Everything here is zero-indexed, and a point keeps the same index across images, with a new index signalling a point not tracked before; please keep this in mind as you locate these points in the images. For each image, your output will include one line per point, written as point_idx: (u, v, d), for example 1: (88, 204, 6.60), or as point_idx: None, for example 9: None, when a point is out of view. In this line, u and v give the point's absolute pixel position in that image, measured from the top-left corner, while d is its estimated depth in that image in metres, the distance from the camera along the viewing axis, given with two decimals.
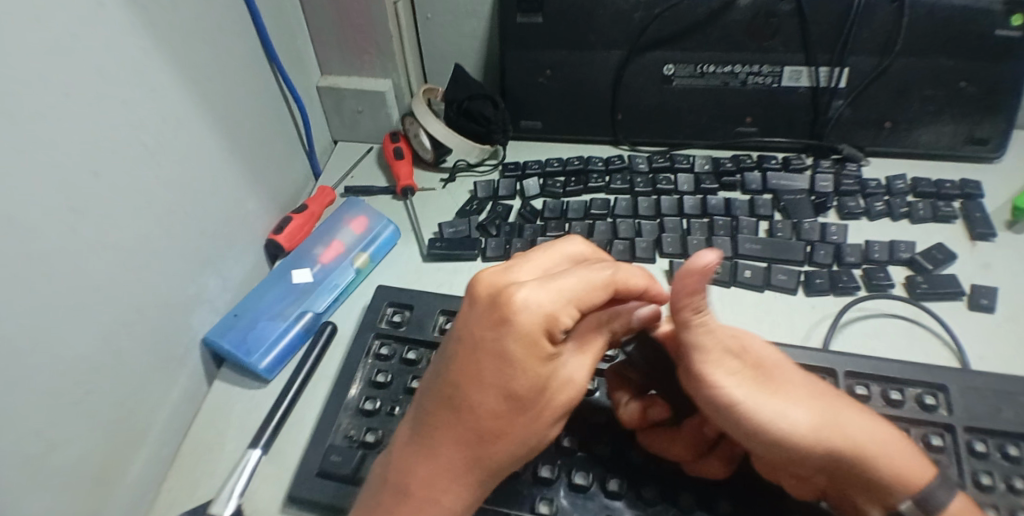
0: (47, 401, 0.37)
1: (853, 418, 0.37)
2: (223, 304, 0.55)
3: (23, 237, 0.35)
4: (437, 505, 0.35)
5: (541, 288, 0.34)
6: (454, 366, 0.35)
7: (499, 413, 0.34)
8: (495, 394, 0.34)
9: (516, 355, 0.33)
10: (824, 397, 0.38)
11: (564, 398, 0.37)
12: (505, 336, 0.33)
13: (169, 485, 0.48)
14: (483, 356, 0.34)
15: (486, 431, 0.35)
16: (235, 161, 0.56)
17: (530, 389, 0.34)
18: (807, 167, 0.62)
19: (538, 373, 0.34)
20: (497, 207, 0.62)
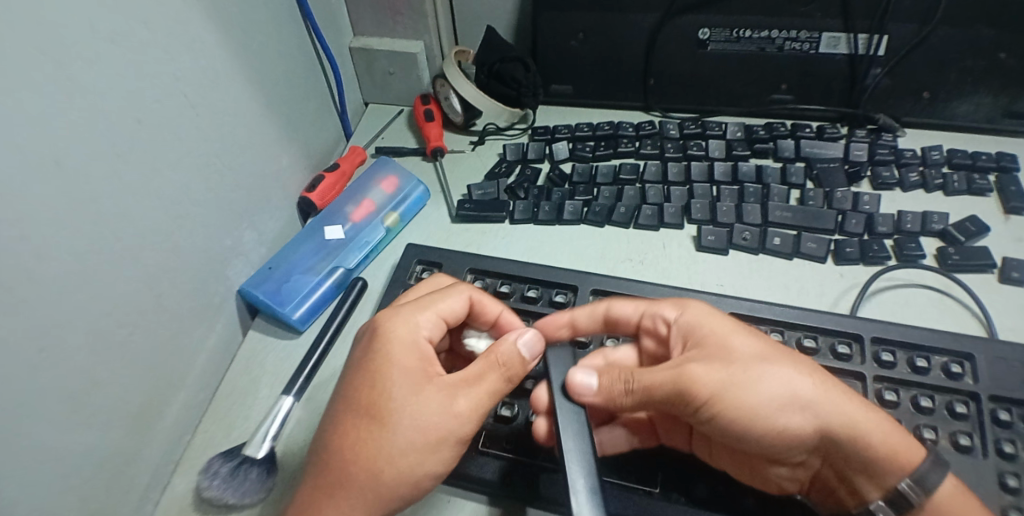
0: (93, 341, 0.39)
1: (833, 386, 0.38)
2: (258, 257, 0.56)
3: (66, 180, 0.36)
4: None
5: (410, 311, 0.42)
6: (346, 381, 0.40)
7: (375, 420, 0.37)
8: (357, 403, 0.38)
9: (391, 359, 0.39)
10: (815, 373, 0.39)
11: (435, 420, 0.37)
12: (372, 344, 0.40)
13: (207, 427, 0.50)
14: (358, 368, 0.40)
15: (368, 436, 0.37)
16: (271, 118, 0.56)
17: (386, 394, 0.38)
18: (842, 135, 0.61)
19: (405, 377, 0.38)
20: (526, 170, 0.62)
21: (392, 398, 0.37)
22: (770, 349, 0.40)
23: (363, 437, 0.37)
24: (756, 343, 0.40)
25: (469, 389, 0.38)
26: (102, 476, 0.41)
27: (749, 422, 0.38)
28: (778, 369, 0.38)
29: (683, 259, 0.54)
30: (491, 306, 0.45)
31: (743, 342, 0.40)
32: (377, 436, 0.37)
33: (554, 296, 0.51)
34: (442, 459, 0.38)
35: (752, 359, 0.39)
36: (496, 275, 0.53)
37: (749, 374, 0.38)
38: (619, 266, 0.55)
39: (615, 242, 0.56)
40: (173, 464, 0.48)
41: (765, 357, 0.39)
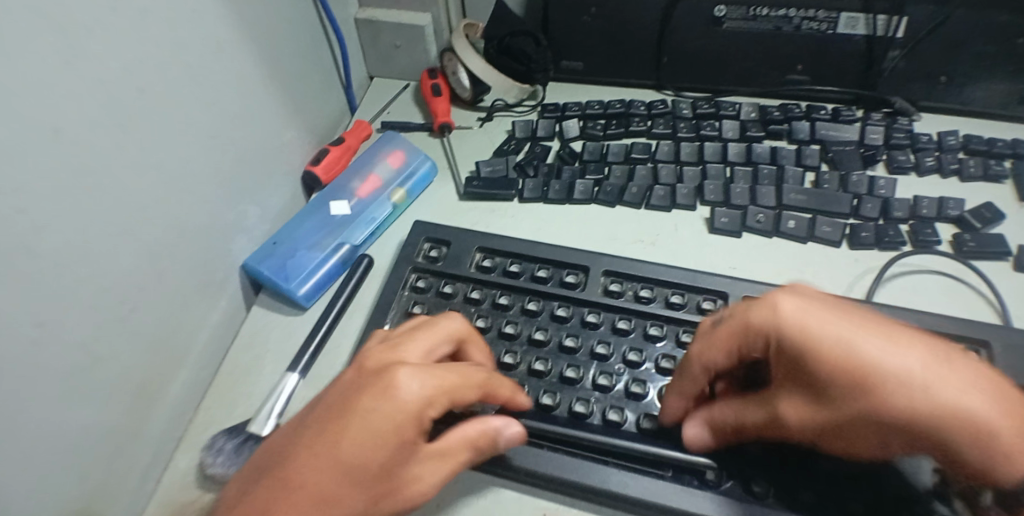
0: (92, 316, 0.38)
1: (949, 405, 0.32)
2: (261, 233, 0.55)
3: (66, 148, 0.35)
4: None
5: (419, 376, 0.35)
6: (315, 428, 0.34)
7: (346, 484, 0.33)
8: (343, 456, 0.33)
9: (383, 428, 0.34)
10: (921, 373, 0.33)
11: (400, 490, 0.35)
12: (379, 397, 0.34)
13: (209, 405, 0.49)
14: (353, 412, 0.34)
15: (328, 500, 0.33)
16: (276, 91, 0.55)
17: (377, 461, 0.33)
18: (857, 118, 0.60)
19: (392, 452, 0.34)
20: (535, 148, 0.61)
21: (381, 466, 0.34)
22: (866, 361, 0.34)
23: (331, 493, 0.33)
24: (846, 361, 0.34)
25: (440, 466, 0.36)
26: (105, 452, 0.40)
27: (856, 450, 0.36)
28: (876, 403, 0.33)
29: (695, 241, 0.53)
30: (503, 387, 0.41)
31: (838, 362, 0.34)
32: (345, 498, 0.33)
33: (565, 277, 0.50)
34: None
35: (845, 391, 0.34)
36: (505, 254, 0.52)
37: (846, 415, 0.34)
38: (631, 247, 0.54)
39: (625, 224, 0.55)
40: (175, 441, 0.47)
41: (859, 386, 0.34)
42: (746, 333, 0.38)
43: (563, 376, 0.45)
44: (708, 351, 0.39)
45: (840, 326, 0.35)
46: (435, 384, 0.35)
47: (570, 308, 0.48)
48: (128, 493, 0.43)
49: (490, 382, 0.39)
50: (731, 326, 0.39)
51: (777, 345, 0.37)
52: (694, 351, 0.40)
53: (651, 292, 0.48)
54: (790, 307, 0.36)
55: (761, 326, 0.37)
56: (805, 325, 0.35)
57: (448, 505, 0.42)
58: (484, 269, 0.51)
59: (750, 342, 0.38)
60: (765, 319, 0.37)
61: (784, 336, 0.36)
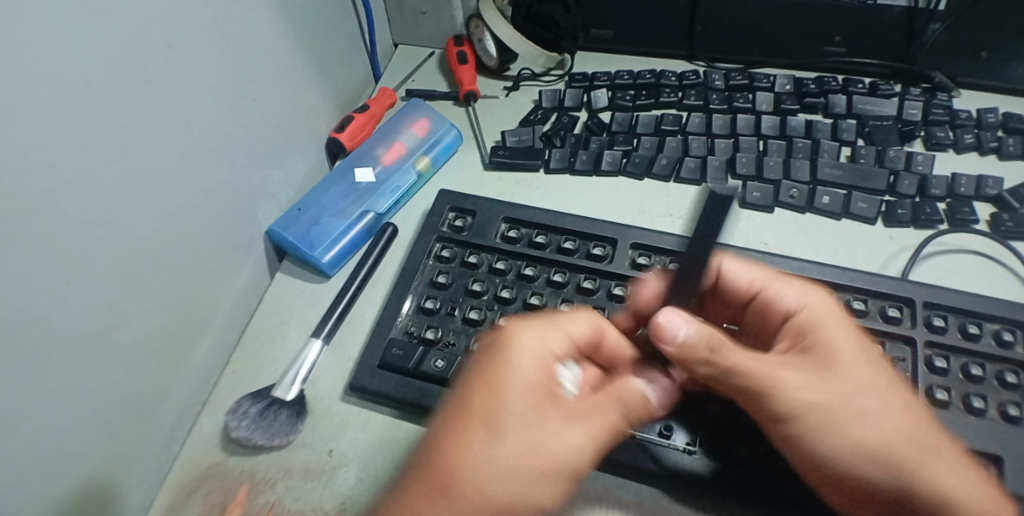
0: (120, 275, 0.38)
1: (927, 434, 0.35)
2: (286, 198, 0.54)
3: (91, 104, 0.34)
4: None
5: (536, 332, 0.35)
6: (450, 410, 0.32)
7: (512, 455, 0.30)
8: (477, 410, 0.32)
9: (518, 385, 0.32)
10: (923, 415, 0.36)
11: (563, 455, 0.31)
12: (507, 359, 0.33)
13: (234, 368, 0.49)
14: (497, 378, 0.32)
15: (490, 474, 0.30)
16: (302, 54, 0.54)
17: (526, 426, 0.31)
18: (895, 93, 0.58)
19: (540, 410, 0.32)
20: (563, 118, 0.60)
21: (536, 427, 0.31)
22: (880, 363, 0.37)
23: (480, 467, 0.30)
24: (866, 355, 0.37)
25: (589, 424, 0.33)
26: (132, 412, 0.41)
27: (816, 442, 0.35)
28: (879, 402, 0.35)
29: (726, 217, 0.53)
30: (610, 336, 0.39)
31: (853, 364, 0.36)
32: (494, 473, 0.30)
33: (592, 249, 0.49)
34: (557, 497, 0.32)
35: (856, 386, 0.35)
36: (532, 225, 0.51)
37: (841, 403, 0.35)
38: (660, 221, 0.53)
39: (652, 198, 0.54)
40: (201, 403, 0.48)
41: (872, 386, 0.35)
42: (774, 292, 0.41)
43: None
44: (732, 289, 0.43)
45: (861, 335, 0.38)
46: (554, 343, 0.35)
47: (597, 281, 0.47)
48: (155, 453, 0.43)
49: (596, 327, 0.38)
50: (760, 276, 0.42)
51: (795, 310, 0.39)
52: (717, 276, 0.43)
53: (681, 266, 0.47)
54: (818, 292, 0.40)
55: (796, 296, 0.40)
56: (833, 309, 0.39)
57: None
58: (511, 240, 0.50)
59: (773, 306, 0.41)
60: (799, 288, 0.40)
61: (822, 309, 0.39)
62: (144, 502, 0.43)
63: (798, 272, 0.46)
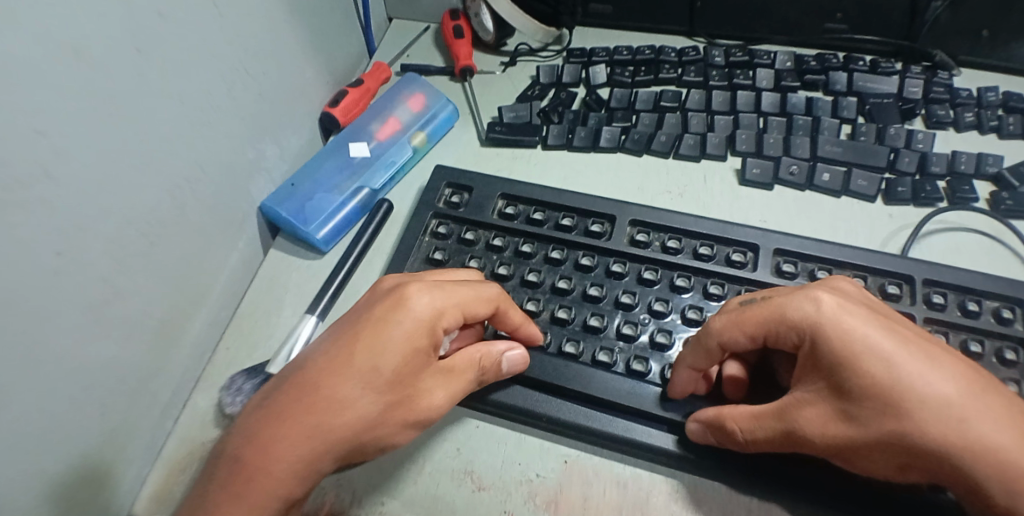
0: (114, 248, 0.37)
1: (983, 437, 0.31)
2: (279, 173, 0.53)
3: (82, 70, 0.33)
4: (259, 477, 0.32)
5: (431, 292, 0.37)
6: (329, 346, 0.35)
7: (362, 386, 0.34)
8: (355, 360, 0.34)
9: (398, 333, 0.35)
10: (960, 403, 0.31)
11: (423, 407, 0.36)
12: (393, 308, 0.35)
13: (227, 346, 0.48)
14: (365, 325, 0.35)
15: (342, 402, 0.33)
16: (296, 26, 0.53)
17: (382, 368, 0.34)
18: (896, 71, 0.57)
19: (407, 358, 0.35)
20: (561, 94, 0.59)
21: (387, 373, 0.34)
22: (904, 378, 0.32)
23: (347, 399, 0.33)
24: (885, 375, 0.32)
25: (444, 384, 0.37)
26: (126, 388, 0.40)
27: (854, 453, 0.33)
28: (908, 423, 0.31)
29: (725, 193, 0.52)
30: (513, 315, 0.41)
31: (880, 371, 0.32)
32: (362, 403, 0.33)
33: (590, 226, 0.48)
34: (410, 434, 0.36)
35: (874, 410, 0.32)
36: (529, 201, 0.50)
37: (874, 436, 0.32)
38: (659, 197, 0.53)
39: (651, 175, 0.54)
40: (194, 380, 0.47)
41: (897, 408, 0.31)
42: (779, 325, 0.36)
43: (587, 325, 0.44)
44: (732, 331, 0.37)
45: (879, 337, 0.33)
46: (439, 299, 0.36)
47: (596, 258, 0.47)
48: (149, 429, 0.43)
49: (502, 304, 0.40)
50: (763, 312, 0.36)
51: (809, 341, 0.34)
52: (715, 328, 0.37)
53: (680, 243, 0.46)
54: (830, 308, 0.34)
55: (798, 322, 0.35)
56: (843, 331, 0.33)
57: (468, 450, 0.42)
58: (508, 216, 0.50)
59: (780, 335, 0.36)
60: (803, 315, 0.34)
61: (824, 341, 0.33)
62: (139, 478, 0.42)
63: (798, 249, 0.45)
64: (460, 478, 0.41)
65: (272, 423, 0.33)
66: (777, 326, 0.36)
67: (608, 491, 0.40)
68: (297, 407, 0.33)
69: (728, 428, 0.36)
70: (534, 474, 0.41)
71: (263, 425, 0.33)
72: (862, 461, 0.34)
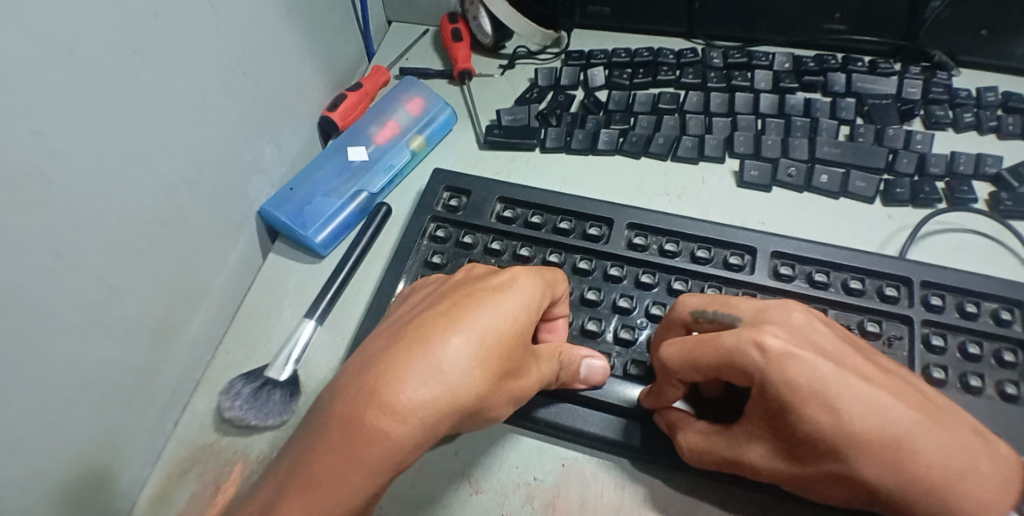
0: (111, 251, 0.37)
1: (924, 478, 0.30)
2: (278, 177, 0.54)
3: (78, 73, 0.33)
4: (376, 438, 0.30)
5: (534, 275, 0.37)
6: (439, 312, 0.34)
7: (481, 355, 0.33)
8: (479, 325, 0.33)
9: (513, 306, 0.35)
10: (903, 446, 0.30)
11: (523, 383, 0.36)
12: (508, 286, 0.36)
13: (227, 349, 0.49)
14: (478, 296, 0.35)
15: (464, 369, 0.32)
16: (294, 29, 0.53)
17: (502, 337, 0.34)
18: (895, 71, 0.57)
19: (522, 333, 0.35)
20: (559, 96, 0.59)
21: (507, 343, 0.34)
22: (846, 423, 0.31)
23: (471, 362, 0.32)
24: (828, 420, 0.31)
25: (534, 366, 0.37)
26: (125, 389, 0.40)
27: (799, 481, 0.34)
28: (850, 468, 0.31)
29: (723, 195, 0.52)
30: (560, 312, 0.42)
31: (821, 417, 0.31)
32: (481, 371, 0.33)
33: (588, 229, 0.48)
34: (506, 410, 0.36)
35: (814, 449, 0.32)
36: (527, 205, 0.50)
37: (815, 470, 0.33)
38: (657, 200, 0.53)
39: (649, 178, 0.54)
40: (194, 383, 0.47)
41: (839, 454, 0.31)
42: (730, 367, 0.34)
43: (585, 328, 0.44)
44: (685, 370, 0.35)
45: (826, 379, 0.31)
46: (543, 283, 0.37)
47: (593, 261, 0.47)
48: (147, 432, 0.43)
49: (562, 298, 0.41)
50: (715, 353, 0.34)
51: (759, 385, 0.33)
52: (669, 365, 0.36)
53: (677, 245, 0.46)
54: (778, 353, 0.32)
55: (747, 368, 0.33)
56: (788, 378, 0.32)
57: (467, 452, 0.42)
58: (506, 220, 0.50)
59: (730, 375, 0.34)
60: (749, 361, 0.33)
61: (769, 388, 0.32)
62: (138, 480, 0.43)
63: (795, 251, 0.45)
64: (459, 480, 0.41)
65: (390, 378, 0.31)
66: (727, 368, 0.34)
67: (606, 494, 0.40)
68: (417, 365, 0.31)
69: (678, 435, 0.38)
70: (532, 477, 0.41)
71: (380, 383, 0.31)
72: (808, 487, 0.34)
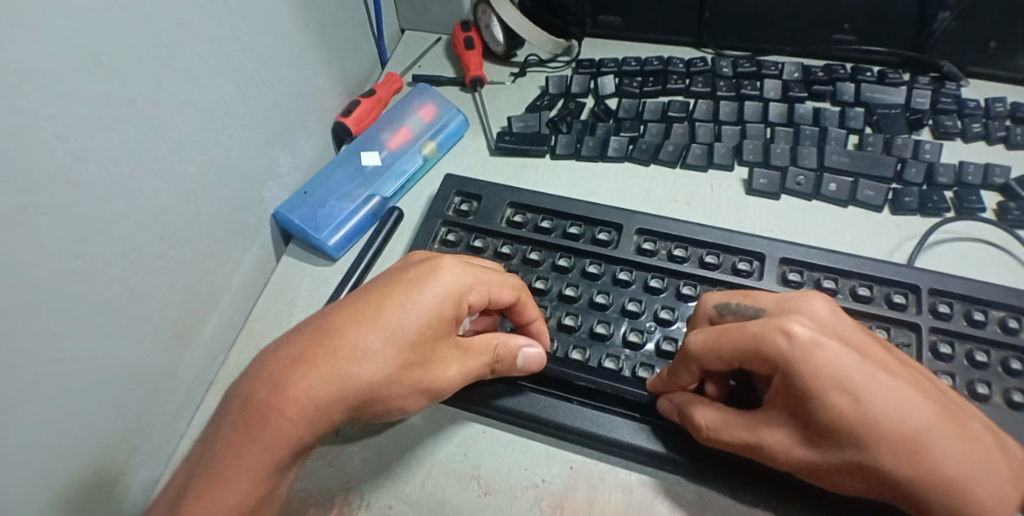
0: (131, 251, 0.38)
1: (939, 469, 0.31)
2: (293, 181, 0.55)
3: (103, 79, 0.34)
4: (274, 425, 0.33)
5: (459, 264, 0.38)
6: (353, 303, 0.36)
7: (383, 346, 0.35)
8: (383, 317, 0.35)
9: (428, 297, 0.36)
10: (921, 436, 0.31)
11: (439, 373, 0.37)
12: (428, 275, 0.37)
13: (240, 349, 0.50)
14: (395, 287, 0.37)
15: (355, 357, 0.34)
16: (311, 37, 0.54)
17: (406, 328, 0.35)
18: (904, 81, 0.57)
19: (432, 323, 0.36)
20: (570, 104, 0.60)
21: (410, 333, 0.35)
22: (868, 410, 0.31)
23: (364, 352, 0.34)
24: (852, 408, 0.31)
25: (455, 357, 0.38)
26: (142, 388, 0.41)
27: (813, 473, 0.34)
28: (870, 456, 0.31)
29: (732, 202, 0.53)
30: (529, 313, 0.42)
31: (846, 405, 0.31)
32: (382, 360, 0.34)
33: (597, 234, 0.49)
34: (424, 400, 0.37)
35: (835, 438, 0.32)
36: (538, 210, 0.51)
37: (833, 461, 0.33)
38: (665, 206, 0.53)
39: (659, 184, 0.55)
40: (208, 383, 0.48)
41: (860, 441, 0.31)
42: (755, 355, 0.34)
43: (594, 332, 0.44)
44: (709, 355, 0.36)
45: (851, 368, 0.32)
46: (466, 273, 0.38)
47: (602, 266, 0.47)
48: (162, 431, 0.44)
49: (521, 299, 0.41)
50: (741, 340, 0.34)
51: (783, 374, 0.33)
52: (693, 351, 0.36)
53: (686, 251, 0.47)
54: (805, 341, 0.32)
55: (773, 357, 0.33)
56: (815, 366, 0.32)
57: (475, 454, 0.43)
58: (516, 225, 0.50)
59: (754, 364, 0.35)
60: (775, 347, 0.33)
61: (795, 376, 0.32)
62: (152, 478, 0.43)
63: (803, 258, 0.45)
64: (467, 481, 0.42)
65: (290, 371, 0.33)
66: (752, 356, 0.34)
67: (613, 497, 0.41)
68: (319, 355, 0.34)
69: (694, 423, 0.38)
70: (540, 479, 0.42)
71: (281, 374, 0.33)
72: (821, 480, 0.34)
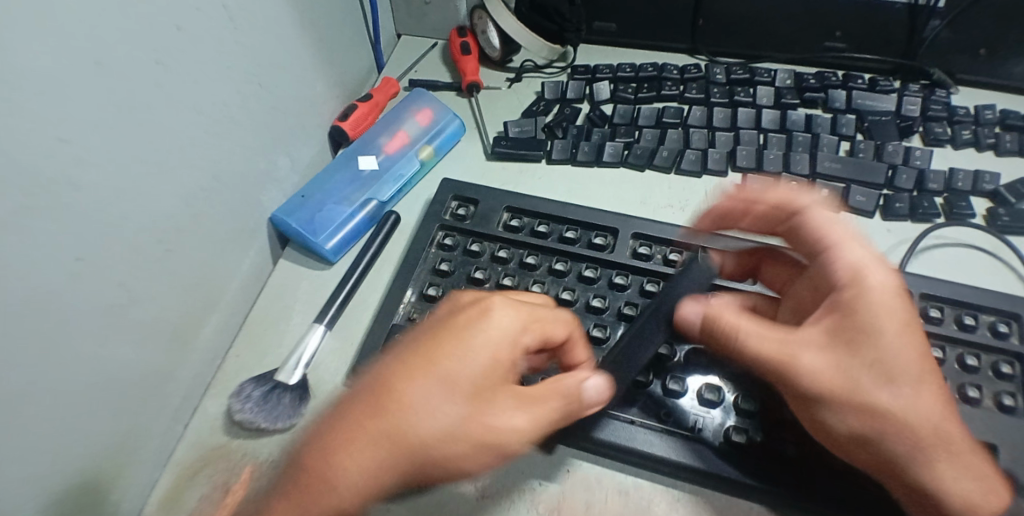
0: (131, 254, 0.38)
1: (932, 411, 0.35)
2: (291, 185, 0.55)
3: (106, 81, 0.34)
4: (329, 493, 0.31)
5: (511, 307, 0.37)
6: (408, 353, 0.35)
7: (446, 399, 0.33)
8: (439, 366, 0.34)
9: (479, 343, 0.35)
10: (924, 383, 0.36)
11: (502, 430, 0.34)
12: (479, 319, 0.36)
13: (237, 352, 0.50)
14: (449, 333, 0.36)
15: (421, 412, 0.33)
16: (309, 41, 0.54)
17: (462, 378, 0.34)
18: (894, 89, 0.58)
19: (493, 373, 0.35)
20: (565, 109, 0.61)
21: (469, 383, 0.34)
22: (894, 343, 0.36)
23: (423, 405, 0.33)
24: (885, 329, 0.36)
25: (523, 407, 0.35)
26: (141, 391, 0.41)
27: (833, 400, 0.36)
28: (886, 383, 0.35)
29: None
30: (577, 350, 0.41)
31: (883, 331, 0.36)
32: (441, 412, 0.33)
33: (594, 238, 0.49)
34: (489, 463, 0.35)
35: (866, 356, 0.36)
36: (534, 214, 0.51)
37: (855, 384, 0.35)
38: (660, 211, 0.54)
39: (654, 189, 0.55)
40: (205, 386, 0.48)
41: (884, 364, 0.36)
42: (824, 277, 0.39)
43: (589, 335, 0.45)
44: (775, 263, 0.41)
45: (897, 307, 0.37)
46: (517, 319, 0.37)
47: (598, 270, 0.48)
48: (159, 434, 0.43)
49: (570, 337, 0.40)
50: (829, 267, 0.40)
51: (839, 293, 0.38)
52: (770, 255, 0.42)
53: (681, 256, 0.47)
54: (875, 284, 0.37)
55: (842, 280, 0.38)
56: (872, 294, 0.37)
57: None
58: (512, 229, 0.51)
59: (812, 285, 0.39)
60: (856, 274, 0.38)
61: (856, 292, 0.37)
62: (148, 482, 0.43)
63: None
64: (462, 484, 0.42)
65: (349, 432, 0.32)
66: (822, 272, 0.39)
67: (611, 500, 0.41)
68: (379, 409, 0.33)
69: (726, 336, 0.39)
70: (537, 482, 0.42)
71: (344, 437, 0.32)
72: (837, 414, 0.36)
